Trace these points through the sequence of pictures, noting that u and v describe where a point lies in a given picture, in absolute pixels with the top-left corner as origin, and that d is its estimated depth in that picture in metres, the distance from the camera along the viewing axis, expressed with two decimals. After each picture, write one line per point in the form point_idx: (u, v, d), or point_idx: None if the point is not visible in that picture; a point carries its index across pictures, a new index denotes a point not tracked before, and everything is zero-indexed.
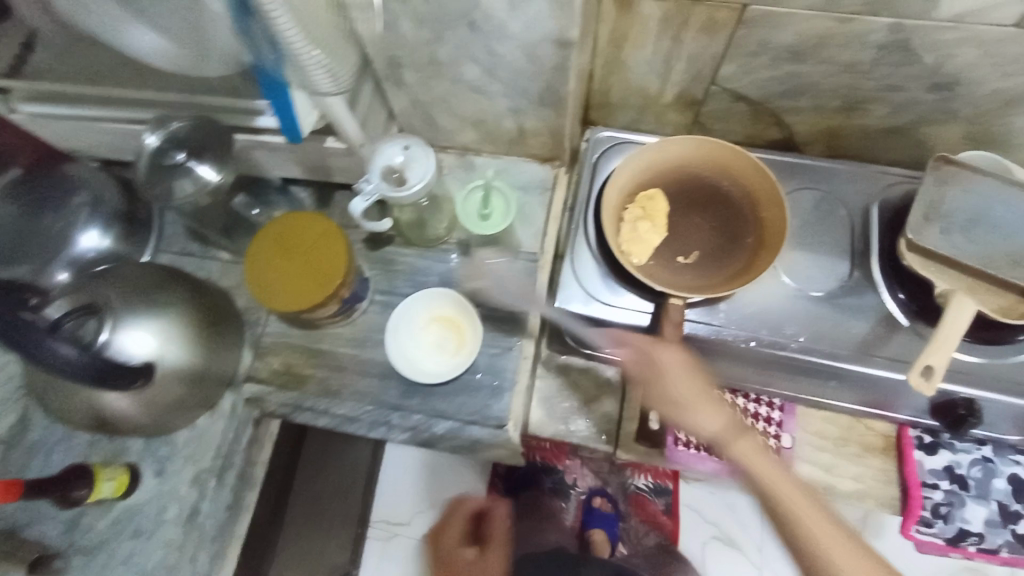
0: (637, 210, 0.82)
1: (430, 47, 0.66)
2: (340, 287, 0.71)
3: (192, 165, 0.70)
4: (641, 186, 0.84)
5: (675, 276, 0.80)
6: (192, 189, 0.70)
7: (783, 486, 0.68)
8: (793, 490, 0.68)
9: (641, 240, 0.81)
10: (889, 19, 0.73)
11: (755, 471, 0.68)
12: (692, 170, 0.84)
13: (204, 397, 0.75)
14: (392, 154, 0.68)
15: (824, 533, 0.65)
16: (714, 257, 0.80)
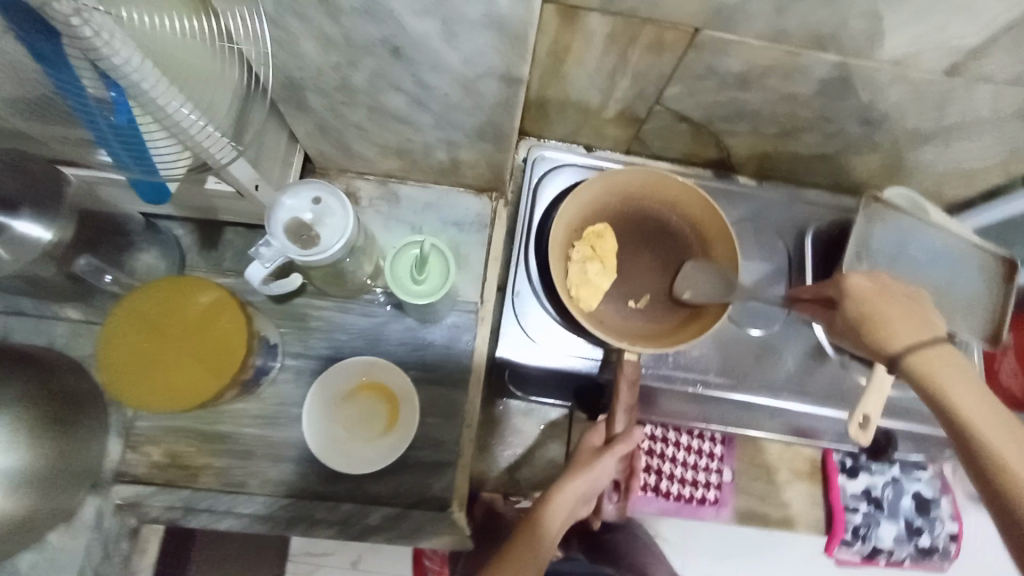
0: (586, 249, 0.75)
1: (340, 71, 0.52)
2: (241, 372, 0.56)
3: (3, 222, 0.53)
4: (590, 220, 0.77)
5: (626, 321, 0.75)
6: (5, 255, 0.53)
7: (927, 358, 0.54)
8: (929, 355, 0.54)
9: (593, 283, 0.74)
10: (834, 56, 0.71)
11: (916, 353, 0.54)
12: (640, 202, 0.78)
13: (59, 509, 0.60)
14: (299, 208, 0.54)
15: (1009, 441, 0.47)
16: (716, 292, 0.72)
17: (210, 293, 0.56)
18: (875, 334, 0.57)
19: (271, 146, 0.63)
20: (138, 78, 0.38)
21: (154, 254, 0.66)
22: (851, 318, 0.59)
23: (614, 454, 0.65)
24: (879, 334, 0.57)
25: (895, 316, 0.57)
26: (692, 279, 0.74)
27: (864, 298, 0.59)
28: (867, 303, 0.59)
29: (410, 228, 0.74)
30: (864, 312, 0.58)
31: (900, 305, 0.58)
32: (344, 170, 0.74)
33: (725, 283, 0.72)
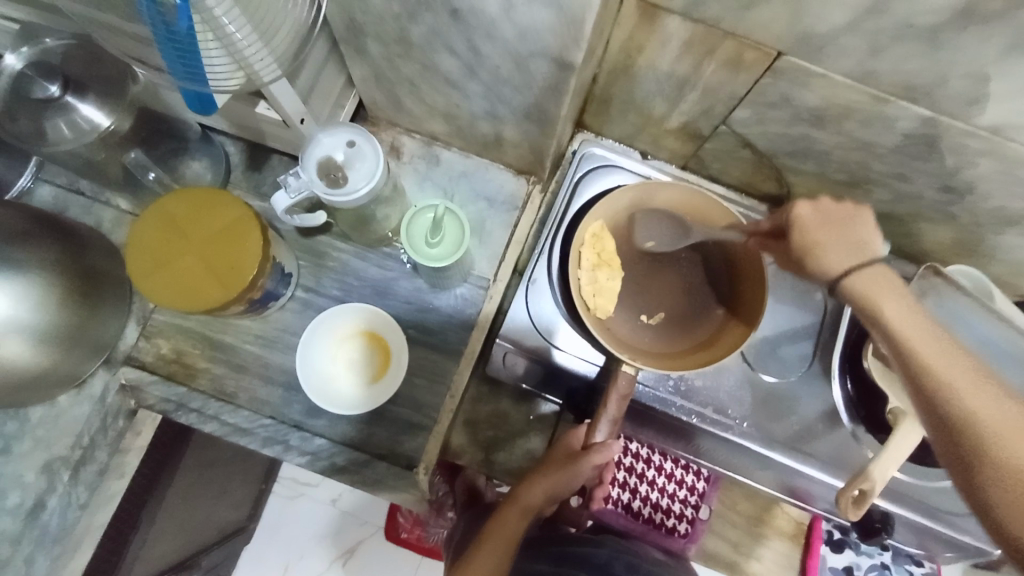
0: (599, 257, 0.72)
1: (400, 23, 0.53)
2: (250, 289, 0.59)
3: (73, 103, 0.60)
4: (619, 225, 0.74)
5: (635, 336, 0.72)
6: (70, 134, 0.60)
7: (864, 282, 0.51)
8: (869, 279, 0.50)
9: (605, 291, 0.72)
10: (925, 111, 0.65)
11: (854, 277, 0.51)
12: (680, 220, 0.74)
13: (70, 371, 0.64)
14: (333, 147, 0.56)
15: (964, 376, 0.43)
16: (669, 238, 0.73)
17: (236, 212, 0.59)
18: (815, 262, 0.54)
19: (325, 85, 0.65)
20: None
21: (202, 164, 0.72)
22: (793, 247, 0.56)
23: (590, 464, 0.64)
24: (819, 262, 0.54)
25: (836, 241, 0.53)
26: (652, 228, 0.72)
27: (806, 226, 0.55)
28: (808, 230, 0.55)
29: (442, 193, 0.75)
30: (804, 239, 0.55)
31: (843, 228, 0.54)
32: (393, 124, 0.75)
33: (680, 228, 0.72)
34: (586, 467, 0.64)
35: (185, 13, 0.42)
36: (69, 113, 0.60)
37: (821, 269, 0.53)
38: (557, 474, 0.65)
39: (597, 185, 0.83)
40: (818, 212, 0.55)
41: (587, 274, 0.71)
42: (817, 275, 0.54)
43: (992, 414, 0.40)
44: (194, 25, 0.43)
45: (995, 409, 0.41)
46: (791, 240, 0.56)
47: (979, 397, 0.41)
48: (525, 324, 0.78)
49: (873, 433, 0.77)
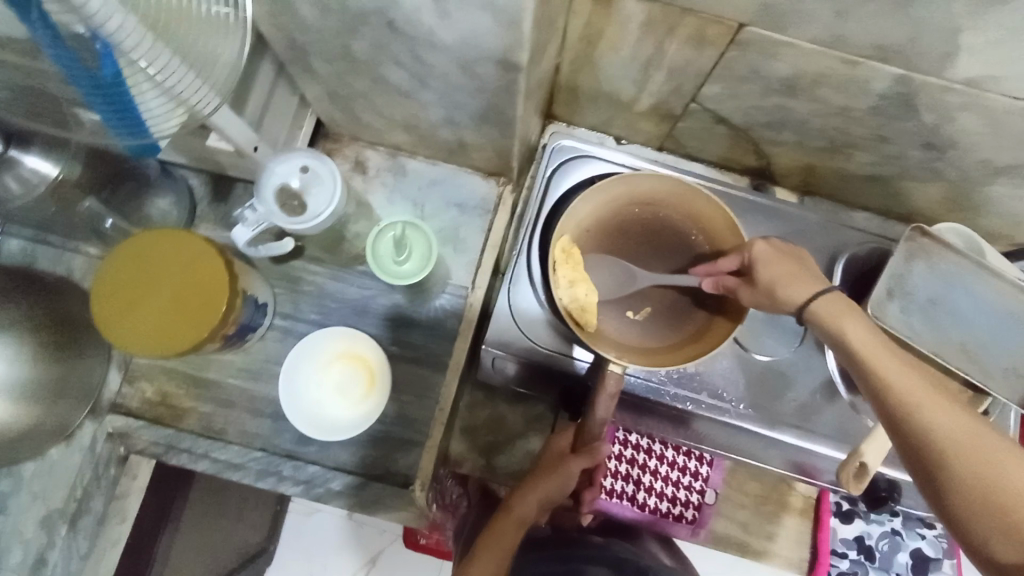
0: (577, 272, 0.70)
1: (341, 39, 0.51)
2: (223, 325, 0.58)
3: (18, 156, 0.61)
4: (599, 222, 0.73)
5: (624, 334, 0.71)
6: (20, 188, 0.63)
7: (830, 311, 0.57)
8: (839, 312, 0.57)
9: (590, 304, 0.69)
10: (897, 70, 0.63)
11: (817, 301, 0.58)
12: (663, 211, 0.73)
13: (56, 424, 0.63)
14: (287, 174, 0.55)
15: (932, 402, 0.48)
16: (620, 281, 0.73)
17: (201, 247, 0.57)
18: (785, 294, 0.61)
19: (279, 109, 0.64)
20: (112, 23, 0.38)
21: (168, 200, 0.71)
22: (760, 283, 0.62)
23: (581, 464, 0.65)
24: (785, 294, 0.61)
25: (795, 275, 0.62)
26: (604, 272, 0.73)
27: (765, 261, 0.63)
28: (768, 263, 0.63)
29: (412, 204, 0.74)
30: (771, 274, 0.62)
31: (795, 264, 0.63)
32: (356, 139, 0.74)
33: (627, 273, 0.73)
34: (577, 469, 0.65)
35: (109, 61, 0.40)
36: (14, 167, 0.62)
37: (789, 299, 0.61)
38: (550, 480, 0.65)
39: (572, 177, 0.80)
40: (771, 249, 0.64)
41: (567, 289, 0.69)
42: (786, 306, 0.61)
43: (954, 434, 0.45)
44: (120, 71, 0.41)
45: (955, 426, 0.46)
46: (758, 274, 0.63)
47: (945, 421, 0.46)
48: (509, 329, 0.76)
49: (871, 402, 0.76)
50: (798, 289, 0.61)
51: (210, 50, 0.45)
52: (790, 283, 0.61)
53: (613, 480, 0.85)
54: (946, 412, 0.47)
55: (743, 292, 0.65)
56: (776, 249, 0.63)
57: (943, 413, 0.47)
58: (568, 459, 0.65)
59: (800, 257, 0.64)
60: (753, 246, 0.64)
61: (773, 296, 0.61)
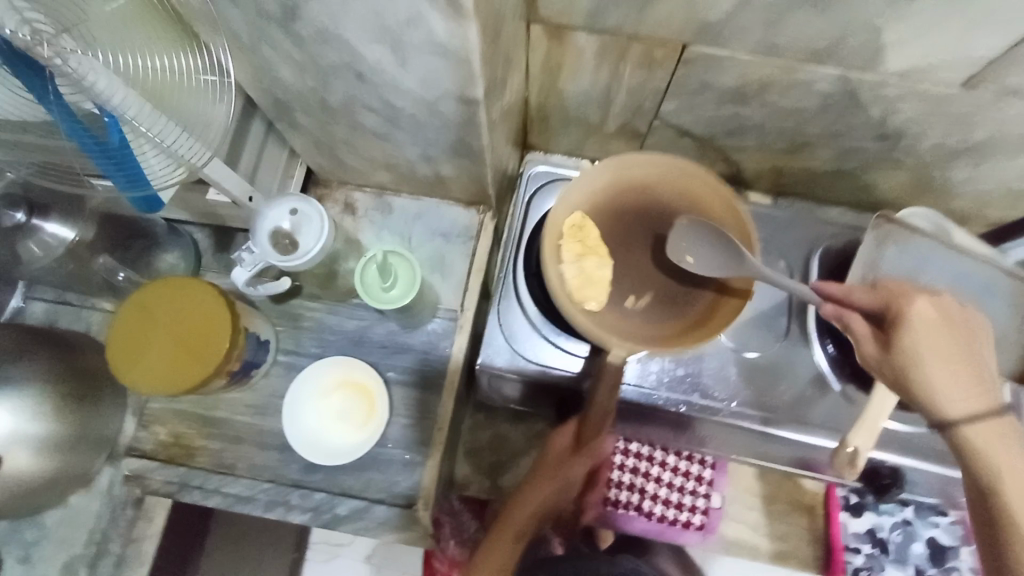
0: (586, 246, 0.65)
1: (318, 93, 0.57)
2: (227, 361, 0.62)
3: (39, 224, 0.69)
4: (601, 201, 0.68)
5: (619, 321, 0.64)
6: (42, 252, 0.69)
7: (982, 434, 0.53)
8: (988, 428, 0.53)
9: (596, 280, 0.65)
10: (834, 69, 0.67)
11: (977, 426, 0.53)
12: (661, 192, 0.68)
13: (80, 471, 0.68)
14: (279, 217, 0.60)
15: None
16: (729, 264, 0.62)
17: (204, 291, 0.62)
18: (923, 377, 0.54)
19: (270, 161, 0.70)
20: (116, 96, 0.44)
21: (176, 254, 0.75)
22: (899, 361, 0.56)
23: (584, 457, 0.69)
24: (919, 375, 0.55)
25: (957, 369, 0.54)
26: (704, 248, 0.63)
27: (921, 332, 0.55)
28: (926, 337, 0.55)
29: (399, 237, 0.78)
30: (918, 349, 0.55)
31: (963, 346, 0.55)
32: (344, 182, 0.80)
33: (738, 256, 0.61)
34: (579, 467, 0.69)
35: (115, 130, 0.46)
36: (37, 233, 0.69)
37: (935, 405, 0.55)
38: (549, 482, 0.70)
39: (549, 200, 0.84)
40: (937, 319, 0.55)
41: (570, 266, 0.65)
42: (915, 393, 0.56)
43: None
44: (126, 137, 0.46)
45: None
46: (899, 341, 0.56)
47: None
48: (500, 347, 0.78)
49: (863, 390, 0.77)
50: (953, 393, 0.54)
51: (198, 112, 0.52)
52: (945, 382, 0.54)
53: (618, 491, 0.86)
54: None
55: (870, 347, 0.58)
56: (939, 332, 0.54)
57: None
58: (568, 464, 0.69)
59: (974, 334, 0.56)
60: (909, 318, 0.56)
61: (906, 372, 0.55)
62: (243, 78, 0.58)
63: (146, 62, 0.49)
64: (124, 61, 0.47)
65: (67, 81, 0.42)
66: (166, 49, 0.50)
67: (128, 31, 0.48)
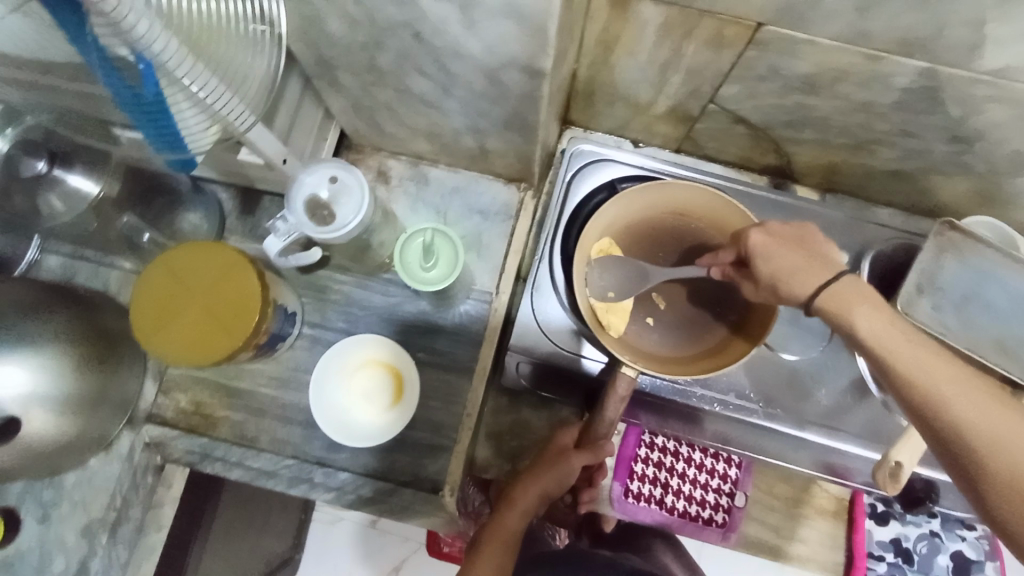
0: (611, 276, 0.70)
1: (367, 52, 0.52)
2: (255, 334, 0.59)
3: (61, 176, 0.66)
4: (628, 225, 0.72)
5: (638, 340, 0.71)
6: (62, 206, 0.67)
7: (840, 293, 0.53)
8: (836, 288, 0.53)
9: (621, 309, 0.69)
10: (921, 63, 0.62)
11: (823, 294, 0.53)
12: (693, 221, 0.72)
13: (98, 436, 0.65)
14: (317, 184, 0.56)
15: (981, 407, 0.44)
16: (631, 284, 0.70)
17: (236, 261, 0.58)
18: (787, 287, 0.56)
19: (305, 122, 0.65)
20: (157, 45, 0.39)
21: (199, 215, 0.72)
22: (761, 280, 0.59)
23: (581, 454, 0.70)
24: (788, 288, 0.57)
25: (795, 264, 0.57)
26: (611, 273, 0.70)
27: (762, 252, 0.59)
28: (768, 256, 0.58)
29: (434, 212, 0.75)
30: (772, 268, 0.58)
31: (801, 247, 0.58)
32: (378, 149, 0.75)
33: (640, 272, 0.70)
34: (577, 464, 0.69)
35: (151, 79, 0.41)
36: (59, 185, 0.67)
37: (795, 291, 0.56)
38: (552, 467, 0.70)
39: (593, 182, 0.80)
40: (768, 238, 0.60)
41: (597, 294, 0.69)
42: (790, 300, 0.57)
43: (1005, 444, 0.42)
44: (161, 90, 0.42)
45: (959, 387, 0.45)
46: (755, 270, 0.59)
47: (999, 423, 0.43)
48: (531, 332, 0.75)
49: None
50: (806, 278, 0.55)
51: (242, 65, 0.47)
52: (795, 274, 0.56)
53: (640, 484, 0.84)
54: (1000, 419, 0.43)
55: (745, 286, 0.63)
56: (771, 239, 0.59)
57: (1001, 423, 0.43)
58: (571, 455, 0.70)
59: (807, 239, 0.59)
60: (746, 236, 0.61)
61: (777, 292, 0.58)
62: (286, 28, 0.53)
63: (192, 5, 0.42)
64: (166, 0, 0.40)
65: (106, 23, 0.36)
66: None
67: None
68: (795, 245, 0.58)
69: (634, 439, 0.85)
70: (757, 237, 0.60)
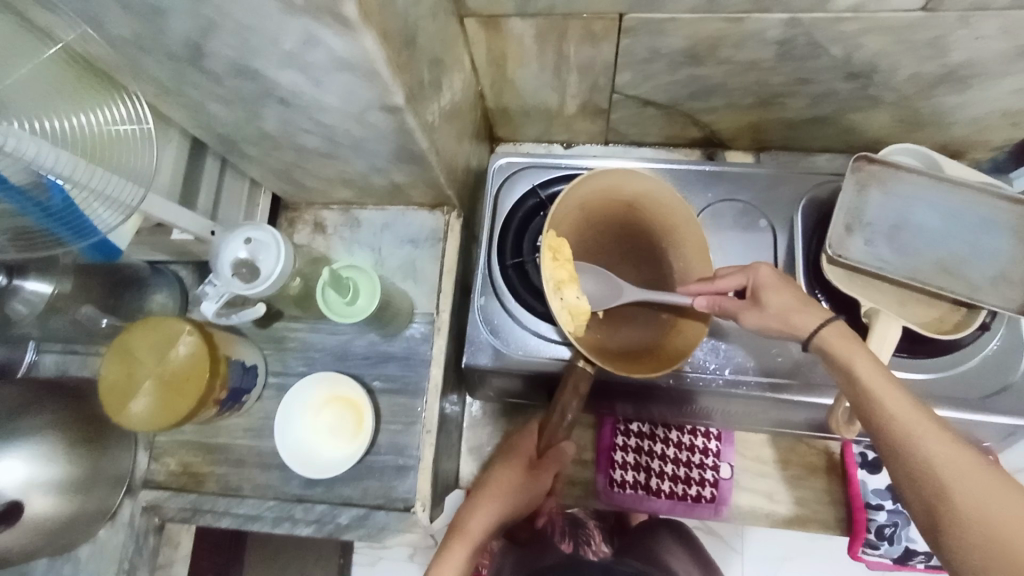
0: (566, 271, 0.64)
1: (253, 122, 0.59)
2: (212, 391, 0.65)
3: (19, 284, 0.70)
4: (583, 215, 0.68)
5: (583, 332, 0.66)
6: (26, 309, 0.71)
7: (837, 340, 0.57)
8: (838, 334, 0.58)
9: (580, 310, 0.64)
10: (782, 15, 0.64)
11: (827, 336, 0.58)
12: (640, 217, 0.70)
13: (100, 505, 0.72)
14: (235, 248, 0.61)
15: (950, 456, 0.49)
16: (604, 296, 0.67)
17: (185, 329, 0.65)
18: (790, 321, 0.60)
19: (231, 193, 0.72)
20: (47, 158, 0.46)
21: (164, 294, 0.80)
22: (769, 307, 0.61)
23: (548, 472, 0.71)
24: (796, 321, 0.60)
25: (798, 302, 0.61)
26: (590, 281, 0.68)
27: (769, 284, 0.62)
28: (777, 289, 0.61)
29: (368, 249, 0.80)
30: (781, 300, 0.60)
31: (796, 291, 0.62)
32: (311, 203, 0.82)
33: (614, 285, 0.67)
34: (547, 479, 0.71)
35: (57, 189, 0.48)
36: (19, 293, 0.70)
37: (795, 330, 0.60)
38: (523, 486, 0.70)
39: (518, 188, 0.82)
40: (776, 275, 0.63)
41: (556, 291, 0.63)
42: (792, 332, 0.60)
43: (968, 494, 0.47)
44: (68, 195, 0.48)
45: (932, 436, 0.50)
46: (769, 299, 0.61)
47: (963, 474, 0.48)
48: (483, 342, 0.76)
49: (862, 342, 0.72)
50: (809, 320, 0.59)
51: (134, 156, 0.52)
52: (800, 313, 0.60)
53: (624, 473, 0.85)
54: (964, 469, 0.48)
55: (744, 313, 0.62)
56: (779, 274, 0.62)
57: (967, 474, 0.47)
58: (540, 471, 0.71)
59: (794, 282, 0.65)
60: (756, 269, 0.63)
61: (784, 321, 0.60)
62: (182, 117, 0.60)
63: (72, 120, 0.49)
64: (52, 123, 0.47)
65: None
66: (92, 103, 0.50)
67: (50, 86, 0.48)
68: (793, 288, 0.62)
69: (610, 428, 0.86)
70: (766, 272, 0.63)
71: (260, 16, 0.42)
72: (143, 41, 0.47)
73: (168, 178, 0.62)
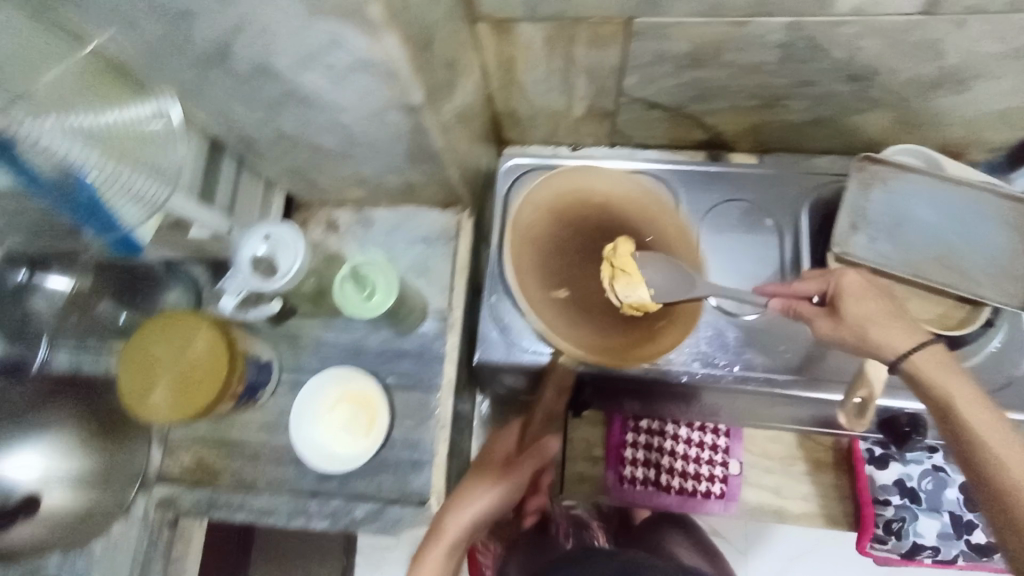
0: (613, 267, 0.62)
1: (273, 123, 0.60)
2: (229, 386, 0.67)
3: (41, 280, 0.74)
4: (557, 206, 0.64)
5: (571, 328, 0.62)
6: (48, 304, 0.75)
7: (925, 359, 0.56)
8: (928, 354, 0.56)
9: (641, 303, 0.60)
10: (785, 18, 0.66)
11: (920, 357, 0.56)
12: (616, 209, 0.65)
13: (114, 502, 0.72)
14: (255, 246, 0.63)
15: None
16: (674, 288, 0.60)
17: (202, 323, 0.66)
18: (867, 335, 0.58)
19: (247, 193, 0.74)
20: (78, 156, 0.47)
21: (177, 292, 0.81)
22: (846, 317, 0.60)
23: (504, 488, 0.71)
24: (875, 334, 0.58)
25: (887, 314, 0.59)
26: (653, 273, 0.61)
27: (855, 295, 0.61)
28: (860, 300, 0.60)
29: (380, 247, 0.81)
30: (862, 311, 0.59)
31: (885, 302, 0.60)
32: (323, 203, 0.83)
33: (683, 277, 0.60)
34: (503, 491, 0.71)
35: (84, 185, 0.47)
36: (40, 288, 0.74)
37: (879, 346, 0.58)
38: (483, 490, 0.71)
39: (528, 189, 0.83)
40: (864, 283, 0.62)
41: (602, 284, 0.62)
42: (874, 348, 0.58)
43: None
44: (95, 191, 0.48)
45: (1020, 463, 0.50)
46: (844, 308, 0.60)
47: None
48: (495, 341, 0.76)
49: None
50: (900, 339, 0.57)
51: (161, 153, 0.52)
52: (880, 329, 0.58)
53: (633, 468, 0.86)
54: None
55: (818, 320, 0.62)
56: (868, 283, 0.61)
57: None
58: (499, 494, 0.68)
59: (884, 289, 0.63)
60: (840, 276, 0.62)
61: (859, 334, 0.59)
62: (203, 118, 0.61)
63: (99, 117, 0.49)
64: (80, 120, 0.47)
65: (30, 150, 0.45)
66: (119, 101, 0.51)
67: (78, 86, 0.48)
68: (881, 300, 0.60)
69: (619, 425, 0.87)
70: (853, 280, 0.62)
71: (288, 19, 0.44)
72: (174, 45, 0.49)
73: (190, 177, 0.63)
